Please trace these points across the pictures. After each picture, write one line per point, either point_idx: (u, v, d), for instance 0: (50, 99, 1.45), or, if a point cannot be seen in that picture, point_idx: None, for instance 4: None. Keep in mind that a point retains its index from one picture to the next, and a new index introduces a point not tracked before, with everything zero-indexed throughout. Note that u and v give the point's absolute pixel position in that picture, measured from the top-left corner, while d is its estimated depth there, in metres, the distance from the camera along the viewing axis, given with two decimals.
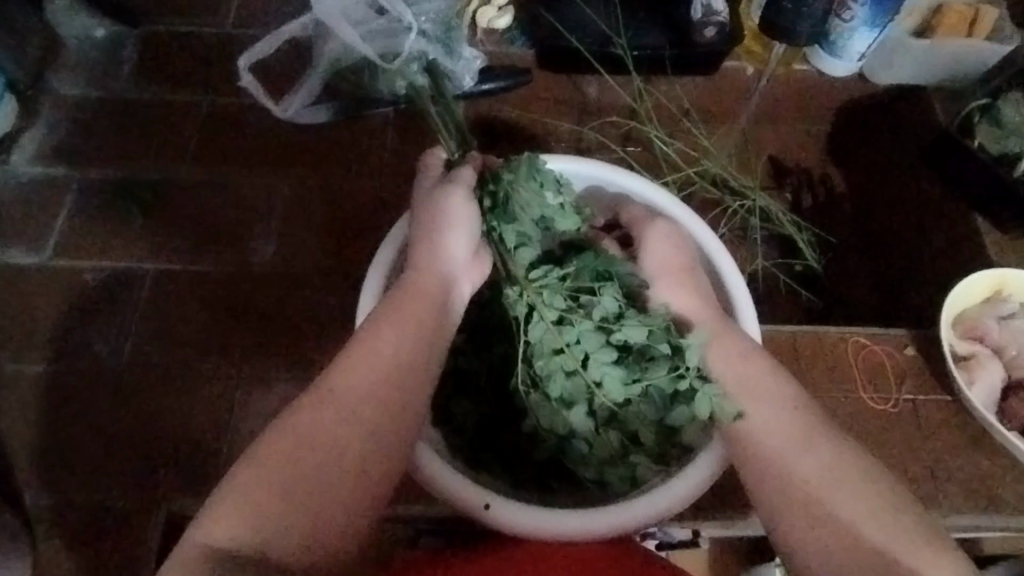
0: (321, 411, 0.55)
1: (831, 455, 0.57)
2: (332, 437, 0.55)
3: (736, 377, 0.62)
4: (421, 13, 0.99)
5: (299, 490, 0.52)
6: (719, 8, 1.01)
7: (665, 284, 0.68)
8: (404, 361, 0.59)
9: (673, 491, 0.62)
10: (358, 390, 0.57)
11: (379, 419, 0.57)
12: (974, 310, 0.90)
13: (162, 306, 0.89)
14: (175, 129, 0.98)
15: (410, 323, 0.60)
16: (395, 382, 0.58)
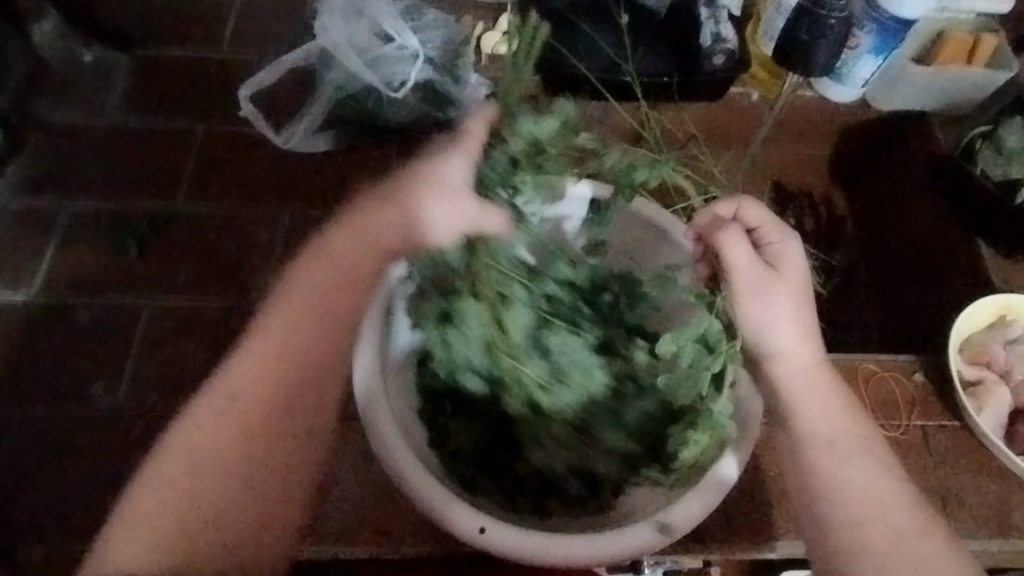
0: (217, 421, 0.64)
1: (879, 499, 0.66)
2: (211, 449, 0.63)
3: (824, 419, 0.69)
4: (427, 41, 1.01)
5: (192, 496, 0.62)
6: (728, 35, 1.05)
7: (777, 302, 0.70)
8: (284, 373, 0.67)
9: (653, 532, 0.65)
10: (242, 404, 0.65)
11: (256, 427, 0.65)
12: (979, 336, 0.94)
13: (170, 336, 0.90)
14: (185, 157, 1.00)
15: (297, 333, 0.68)
16: (274, 396, 0.66)
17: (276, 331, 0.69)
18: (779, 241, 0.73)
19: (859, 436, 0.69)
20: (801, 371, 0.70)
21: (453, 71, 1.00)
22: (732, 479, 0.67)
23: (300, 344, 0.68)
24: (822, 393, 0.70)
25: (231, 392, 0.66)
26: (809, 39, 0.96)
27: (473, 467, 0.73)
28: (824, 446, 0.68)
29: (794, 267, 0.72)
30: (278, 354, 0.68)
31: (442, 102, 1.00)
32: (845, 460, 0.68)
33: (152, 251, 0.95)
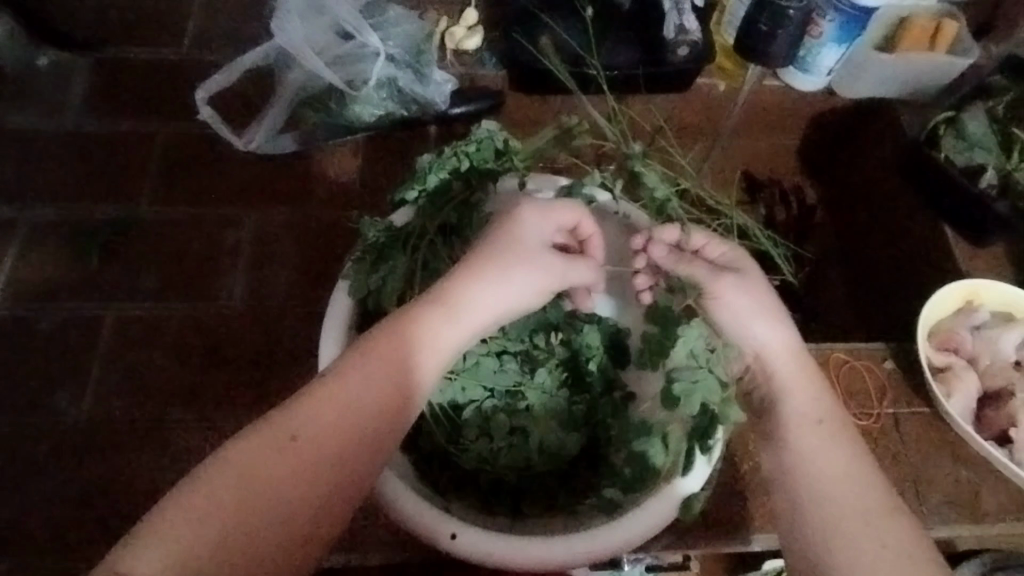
0: (276, 458, 0.52)
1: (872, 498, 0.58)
2: (283, 491, 0.51)
3: (813, 409, 0.63)
4: (389, 38, 1.00)
5: (251, 522, 0.49)
6: (692, 27, 1.04)
7: (758, 314, 0.66)
8: (373, 407, 0.55)
9: (622, 530, 0.65)
10: (316, 443, 0.53)
11: (343, 455, 0.53)
12: (948, 321, 0.95)
13: (133, 346, 0.88)
14: (145, 161, 0.98)
15: (387, 374, 0.56)
16: (362, 433, 0.54)
17: (362, 373, 0.55)
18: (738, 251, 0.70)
19: (847, 432, 0.62)
20: (780, 367, 0.65)
21: (417, 67, 0.99)
22: (694, 493, 0.66)
23: (384, 382, 0.56)
24: (810, 388, 0.64)
25: (294, 427, 0.53)
26: (767, 31, 0.96)
27: (447, 475, 0.76)
28: (811, 429, 0.61)
29: (756, 269, 0.69)
30: (358, 395, 0.55)
31: (407, 100, 0.99)
32: (829, 449, 0.60)
33: (113, 259, 0.93)
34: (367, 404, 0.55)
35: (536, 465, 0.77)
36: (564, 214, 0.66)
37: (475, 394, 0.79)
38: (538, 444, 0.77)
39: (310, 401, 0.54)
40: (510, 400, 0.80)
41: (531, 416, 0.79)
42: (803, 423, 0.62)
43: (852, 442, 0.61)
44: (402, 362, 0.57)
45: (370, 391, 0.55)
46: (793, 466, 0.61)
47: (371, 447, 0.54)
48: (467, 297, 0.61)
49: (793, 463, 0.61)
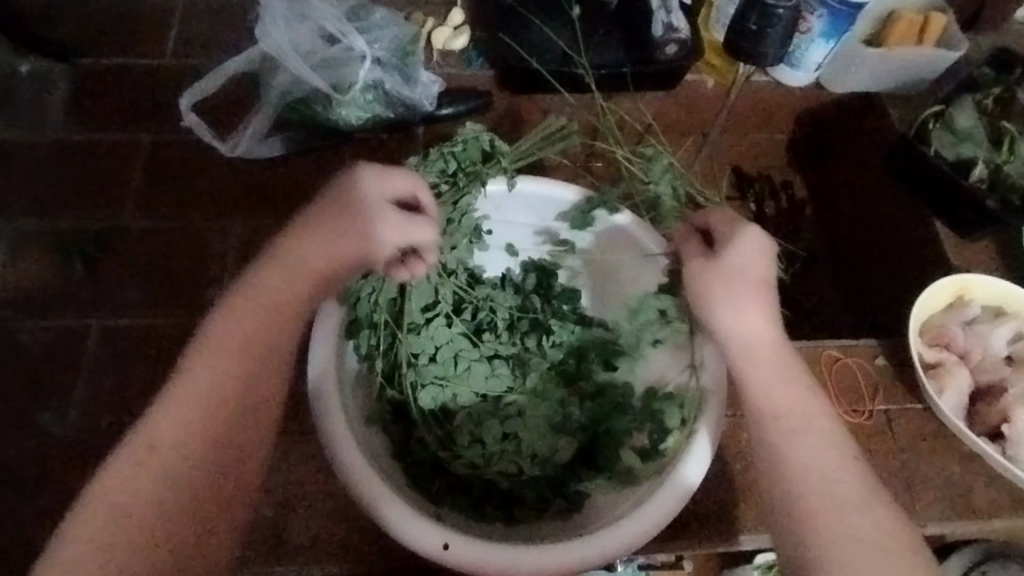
0: (142, 466, 0.56)
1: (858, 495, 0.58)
2: (157, 484, 0.56)
3: (782, 393, 0.63)
4: (375, 41, 0.99)
5: (144, 505, 0.55)
6: (679, 25, 1.03)
7: (744, 292, 0.65)
8: (217, 388, 0.59)
9: (625, 530, 0.66)
10: (173, 438, 0.57)
11: (208, 433, 0.58)
12: (938, 318, 0.96)
13: (118, 358, 0.87)
14: (127, 170, 0.96)
15: (221, 353, 0.61)
16: (211, 409, 0.59)
17: (203, 357, 0.60)
18: (727, 232, 0.68)
19: (821, 417, 0.62)
20: (757, 352, 0.64)
21: (404, 69, 0.98)
22: (694, 485, 0.67)
23: (225, 360, 0.60)
24: (784, 372, 0.64)
25: (150, 434, 0.57)
26: (757, 29, 0.94)
27: (439, 484, 0.74)
28: (776, 420, 0.61)
29: (743, 248, 0.67)
30: (212, 382, 0.59)
31: (393, 101, 0.97)
32: (803, 437, 0.60)
33: (96, 270, 0.91)
34: (211, 387, 0.59)
35: (528, 471, 0.77)
36: (394, 181, 0.67)
37: (467, 400, 0.79)
38: (528, 447, 0.77)
39: (159, 407, 0.59)
40: (501, 403, 0.80)
41: (523, 421, 0.79)
42: (774, 413, 0.62)
43: (827, 428, 0.61)
44: (237, 337, 0.61)
45: (210, 374, 0.60)
46: (772, 457, 0.61)
47: (236, 414, 0.59)
48: (303, 262, 0.64)
49: (771, 453, 0.61)
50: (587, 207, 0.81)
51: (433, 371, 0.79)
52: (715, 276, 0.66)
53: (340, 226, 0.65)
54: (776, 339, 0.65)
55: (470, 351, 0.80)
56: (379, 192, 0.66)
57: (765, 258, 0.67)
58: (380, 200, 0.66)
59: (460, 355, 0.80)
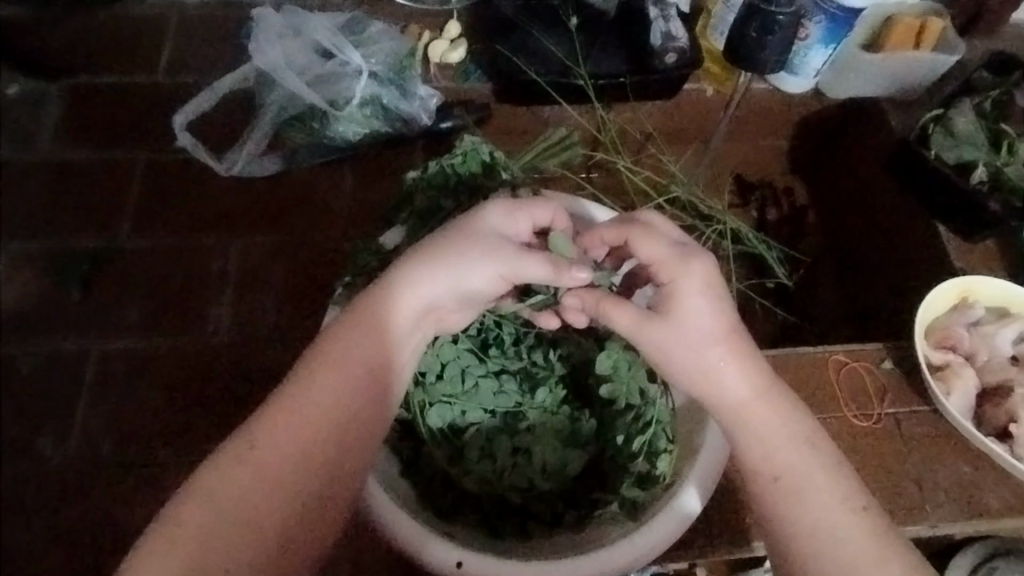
0: (236, 469, 0.53)
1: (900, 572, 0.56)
2: (253, 496, 0.52)
3: (773, 449, 0.60)
4: (370, 55, 0.98)
5: (234, 530, 0.51)
6: (677, 33, 0.99)
7: (712, 351, 0.60)
8: (331, 407, 0.56)
9: (636, 546, 0.68)
10: (271, 459, 0.53)
11: (310, 460, 0.54)
12: (943, 319, 0.96)
13: (122, 382, 0.85)
14: (125, 192, 0.95)
15: (341, 371, 0.57)
16: (322, 432, 0.55)
17: (321, 371, 0.56)
18: (672, 279, 0.61)
19: (818, 465, 0.60)
20: (742, 411, 0.61)
21: (401, 83, 0.97)
22: (697, 506, 0.70)
23: (338, 380, 0.56)
24: (771, 424, 0.61)
25: (255, 435, 0.54)
26: (757, 37, 0.91)
27: (450, 499, 0.76)
28: (770, 487, 0.59)
29: (695, 297, 0.60)
30: (319, 407, 0.55)
31: (391, 117, 0.96)
32: (809, 498, 0.58)
33: None
34: (324, 404, 0.55)
35: (540, 487, 0.77)
36: (534, 209, 0.64)
37: (476, 416, 0.78)
38: (539, 464, 0.77)
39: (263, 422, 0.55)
40: (509, 418, 0.79)
41: (533, 436, 0.78)
42: (777, 476, 0.59)
43: (824, 473, 0.60)
44: (355, 355, 0.57)
45: (323, 392, 0.56)
46: (777, 525, 0.59)
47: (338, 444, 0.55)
48: (404, 300, 0.60)
49: (779, 518, 0.59)
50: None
51: (440, 389, 0.77)
52: (676, 345, 0.61)
53: (442, 264, 0.60)
54: (761, 385, 0.62)
55: (476, 365, 0.78)
56: (496, 226, 0.63)
57: (720, 305, 0.61)
58: (495, 237, 0.62)
59: (466, 370, 0.78)
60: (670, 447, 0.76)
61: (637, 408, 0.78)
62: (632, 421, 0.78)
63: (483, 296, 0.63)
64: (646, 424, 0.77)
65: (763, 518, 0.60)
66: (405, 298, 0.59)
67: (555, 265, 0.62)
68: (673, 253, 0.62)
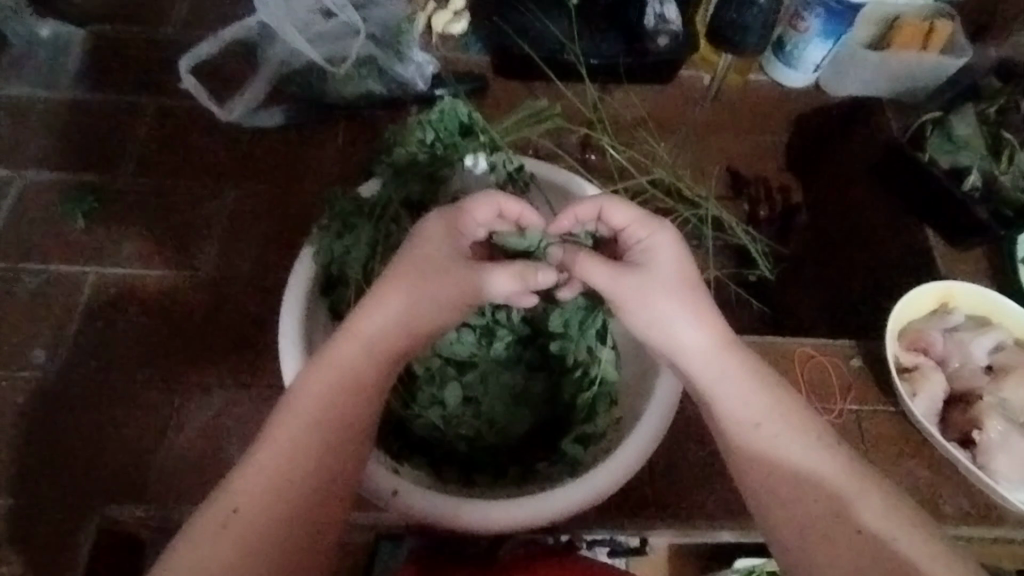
0: (217, 538, 0.55)
1: (882, 499, 0.60)
2: (248, 541, 0.55)
3: (750, 395, 0.64)
4: (371, 19, 1.03)
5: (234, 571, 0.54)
6: (672, 16, 1.02)
7: (683, 299, 0.67)
8: (305, 458, 0.59)
9: (571, 495, 0.70)
10: (256, 499, 0.56)
11: (296, 492, 0.57)
12: (920, 321, 0.95)
13: (113, 306, 0.91)
14: (136, 133, 1.01)
15: (312, 421, 0.60)
16: (301, 483, 0.58)
17: (289, 427, 0.60)
18: (646, 236, 0.69)
19: (793, 407, 0.65)
20: (715, 361, 0.66)
21: (398, 47, 1.01)
22: (639, 460, 0.71)
23: (310, 433, 0.59)
24: (745, 375, 0.65)
25: (234, 501, 0.56)
26: (737, 18, 1.01)
27: (400, 445, 0.80)
28: (756, 430, 0.63)
29: (667, 250, 0.68)
30: (297, 440, 0.59)
31: (387, 81, 1.01)
32: (789, 436, 0.63)
33: (98, 222, 0.95)
34: (298, 457, 0.58)
35: (487, 438, 0.80)
36: (479, 215, 0.69)
37: (430, 362, 0.81)
38: (487, 415, 0.80)
39: (245, 468, 0.58)
40: (462, 367, 0.82)
41: (483, 387, 0.81)
42: (757, 417, 0.63)
43: (797, 414, 0.64)
44: (324, 405, 0.60)
45: (295, 445, 0.59)
46: (762, 472, 0.62)
47: (323, 466, 0.59)
48: (372, 315, 0.65)
49: (765, 460, 0.62)
50: (516, 171, 0.84)
51: None
52: (654, 300, 0.67)
53: (407, 280, 0.66)
54: (727, 338, 0.67)
55: None
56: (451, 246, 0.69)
57: (681, 254, 0.69)
58: (455, 263, 0.68)
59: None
60: (611, 410, 0.79)
61: (585, 366, 0.81)
62: (580, 379, 0.81)
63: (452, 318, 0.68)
64: (591, 384, 0.80)
65: (755, 470, 0.62)
66: (373, 314, 0.65)
67: (518, 275, 0.68)
68: (642, 215, 0.70)
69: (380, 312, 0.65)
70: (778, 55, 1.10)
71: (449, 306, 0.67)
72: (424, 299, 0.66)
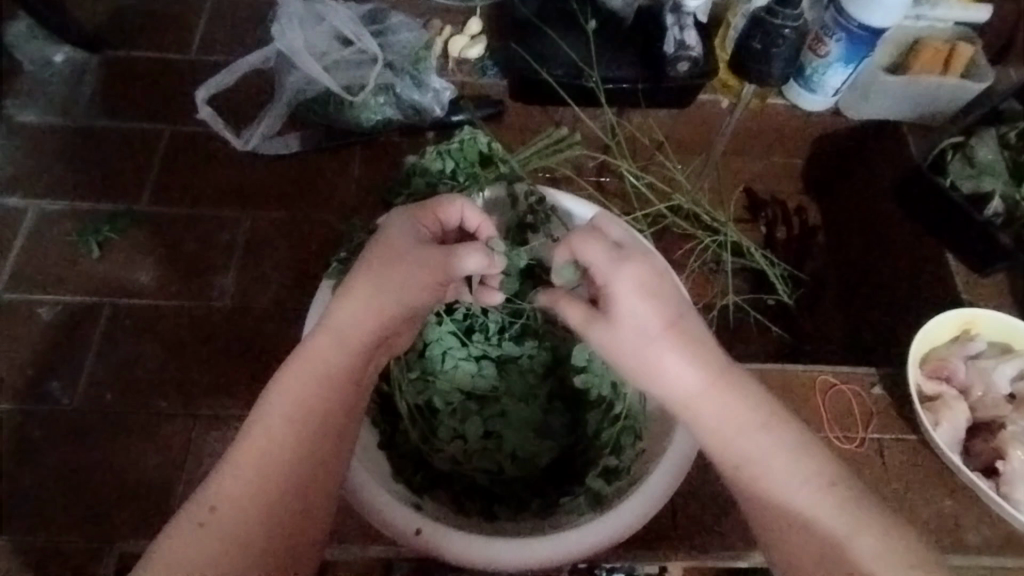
0: (198, 536, 0.55)
1: (885, 552, 0.57)
2: (225, 546, 0.55)
3: (729, 443, 0.61)
4: (389, 47, 1.04)
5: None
6: (692, 42, 1.01)
7: (657, 351, 0.61)
8: (281, 455, 0.58)
9: (594, 534, 0.68)
10: (233, 502, 0.56)
11: (272, 496, 0.57)
12: (941, 349, 0.93)
13: (131, 335, 0.90)
14: (151, 160, 1.01)
15: (288, 418, 0.59)
16: (279, 480, 0.58)
17: (261, 431, 0.59)
18: (605, 283, 0.62)
19: (783, 448, 0.61)
20: (702, 408, 0.62)
21: (415, 74, 1.02)
22: (662, 495, 0.70)
23: (285, 430, 0.59)
24: (733, 417, 0.61)
25: (213, 499, 0.57)
26: (761, 49, 0.98)
27: (423, 476, 0.77)
28: (750, 474, 0.61)
29: (629, 299, 0.61)
30: (269, 445, 0.58)
31: (405, 107, 1.02)
32: (776, 481, 0.60)
33: (114, 250, 0.95)
34: (274, 455, 0.58)
35: (508, 472, 0.79)
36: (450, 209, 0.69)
37: (452, 397, 0.81)
38: (509, 450, 0.79)
39: (224, 469, 0.58)
40: (483, 400, 0.82)
41: (505, 420, 0.80)
42: (746, 466, 0.61)
43: (785, 456, 0.61)
44: (298, 403, 0.59)
45: (269, 442, 0.58)
46: (754, 508, 0.61)
47: (299, 473, 0.58)
48: (339, 315, 0.62)
49: (748, 500, 0.62)
50: (539, 202, 0.80)
51: (422, 365, 0.81)
52: (630, 348, 0.62)
53: (368, 276, 0.63)
54: (719, 375, 0.61)
55: (458, 350, 0.82)
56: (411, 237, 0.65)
57: (657, 298, 0.61)
58: (419, 251, 0.64)
59: (447, 352, 0.82)
60: (637, 443, 0.77)
61: (610, 400, 0.80)
62: (605, 413, 0.80)
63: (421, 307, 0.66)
64: (617, 418, 0.79)
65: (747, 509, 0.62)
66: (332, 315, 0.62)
67: (488, 256, 0.65)
68: (612, 256, 0.62)
69: (348, 312, 0.62)
70: (800, 79, 1.08)
71: (419, 293, 0.64)
72: (386, 292, 0.63)
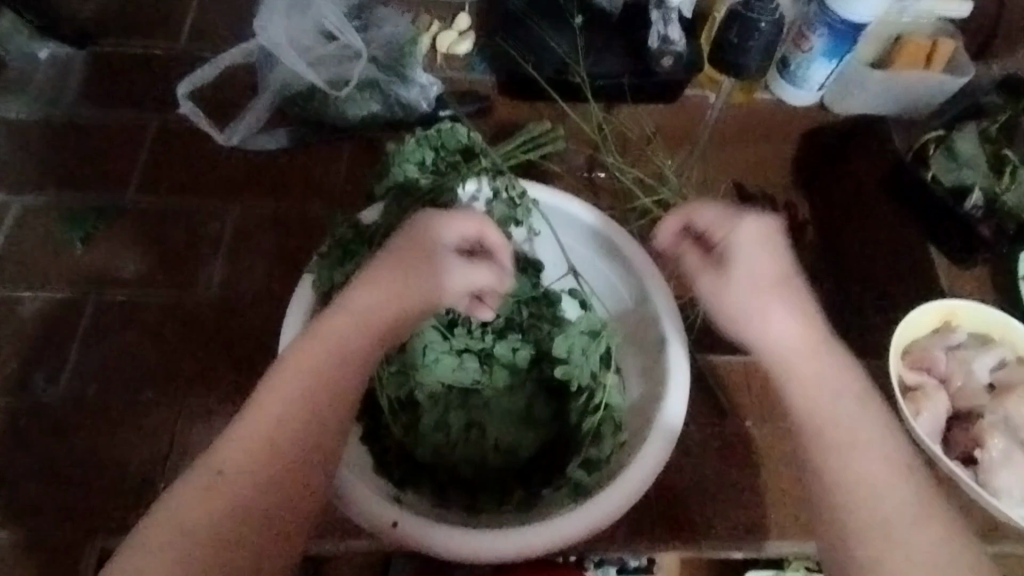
0: (204, 496, 0.58)
1: (942, 529, 0.59)
2: (228, 506, 0.58)
3: (818, 401, 0.65)
4: (374, 41, 1.06)
5: (219, 535, 0.57)
6: (675, 37, 1.03)
7: (767, 296, 0.69)
8: (293, 422, 0.62)
9: (601, 506, 0.69)
10: (240, 464, 0.59)
11: (275, 460, 0.60)
12: (923, 341, 0.95)
13: (115, 329, 0.90)
14: (137, 154, 1.01)
15: (305, 381, 0.63)
16: (287, 445, 0.61)
17: (273, 397, 0.62)
18: (725, 236, 0.71)
19: (865, 421, 0.64)
20: (794, 360, 0.67)
21: (401, 70, 1.03)
22: (659, 463, 0.71)
23: (300, 396, 0.62)
24: (819, 378, 0.66)
25: (220, 463, 0.59)
26: (738, 42, 0.98)
27: (403, 470, 0.77)
28: (829, 432, 0.64)
29: (747, 250, 0.70)
30: (284, 411, 0.62)
31: (391, 103, 1.02)
32: (850, 449, 0.63)
33: (99, 243, 0.95)
34: (288, 418, 0.62)
35: (491, 463, 0.80)
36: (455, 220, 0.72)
37: (434, 390, 0.81)
38: (490, 441, 0.80)
39: (232, 431, 0.61)
40: (466, 393, 0.82)
41: (486, 413, 0.81)
42: (824, 423, 0.64)
43: (866, 427, 0.64)
44: (319, 371, 0.64)
45: (285, 407, 0.62)
46: (822, 468, 0.63)
47: (306, 438, 0.62)
48: (356, 304, 0.67)
49: (816, 461, 0.64)
50: (519, 196, 0.83)
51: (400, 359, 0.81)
52: (743, 293, 0.70)
53: (382, 272, 0.69)
54: (816, 342, 0.68)
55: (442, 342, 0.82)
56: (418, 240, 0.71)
57: (771, 256, 0.70)
58: (424, 254, 0.70)
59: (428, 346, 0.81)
60: (617, 434, 0.78)
61: (590, 390, 0.81)
62: (585, 404, 0.82)
63: (429, 304, 0.71)
64: (596, 408, 0.80)
65: (812, 468, 0.64)
66: (348, 304, 0.67)
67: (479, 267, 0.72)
68: (726, 213, 0.72)
69: (366, 302, 0.67)
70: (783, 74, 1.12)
71: (427, 294, 0.70)
72: (395, 286, 0.68)
